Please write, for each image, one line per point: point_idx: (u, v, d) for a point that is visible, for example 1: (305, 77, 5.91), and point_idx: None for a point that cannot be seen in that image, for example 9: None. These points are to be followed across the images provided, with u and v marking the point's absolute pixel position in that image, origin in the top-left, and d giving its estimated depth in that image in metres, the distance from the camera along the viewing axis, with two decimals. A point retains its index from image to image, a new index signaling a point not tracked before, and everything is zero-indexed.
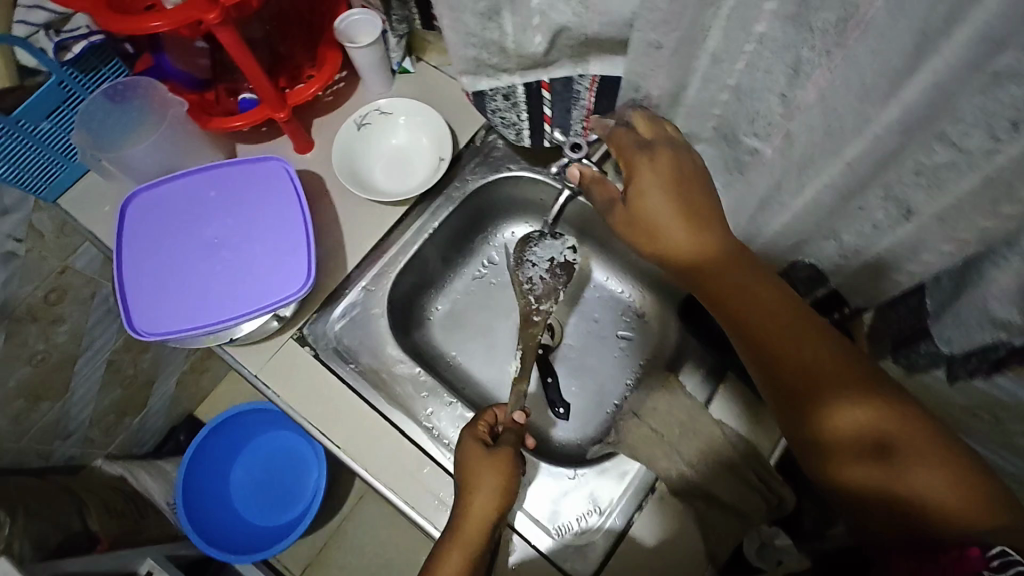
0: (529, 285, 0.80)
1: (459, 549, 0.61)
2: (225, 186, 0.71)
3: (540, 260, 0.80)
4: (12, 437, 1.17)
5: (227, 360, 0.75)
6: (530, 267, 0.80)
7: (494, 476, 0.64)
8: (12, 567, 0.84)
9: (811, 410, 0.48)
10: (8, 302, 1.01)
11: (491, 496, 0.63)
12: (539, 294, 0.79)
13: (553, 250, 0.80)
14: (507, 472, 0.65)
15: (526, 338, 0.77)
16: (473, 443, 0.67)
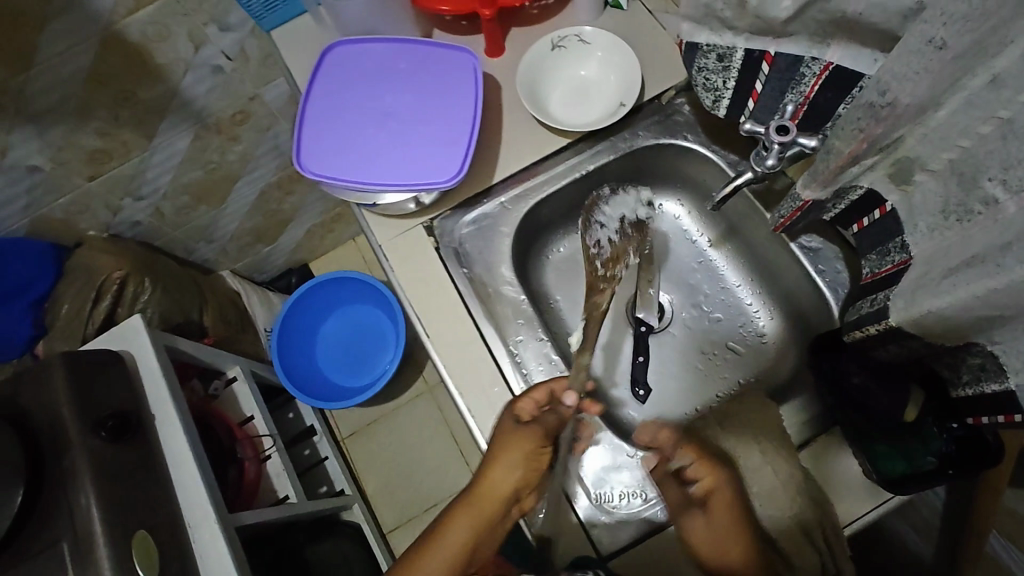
0: (596, 248, 0.77)
1: (469, 513, 0.65)
2: (415, 60, 0.74)
3: (609, 220, 0.79)
4: (172, 225, 1.35)
5: (361, 225, 0.80)
6: (598, 228, 0.78)
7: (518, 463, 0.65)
8: (141, 327, 0.99)
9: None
10: (204, 110, 1.14)
11: (514, 481, 0.65)
12: (607, 257, 0.77)
13: (623, 208, 0.81)
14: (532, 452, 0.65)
15: (590, 308, 0.75)
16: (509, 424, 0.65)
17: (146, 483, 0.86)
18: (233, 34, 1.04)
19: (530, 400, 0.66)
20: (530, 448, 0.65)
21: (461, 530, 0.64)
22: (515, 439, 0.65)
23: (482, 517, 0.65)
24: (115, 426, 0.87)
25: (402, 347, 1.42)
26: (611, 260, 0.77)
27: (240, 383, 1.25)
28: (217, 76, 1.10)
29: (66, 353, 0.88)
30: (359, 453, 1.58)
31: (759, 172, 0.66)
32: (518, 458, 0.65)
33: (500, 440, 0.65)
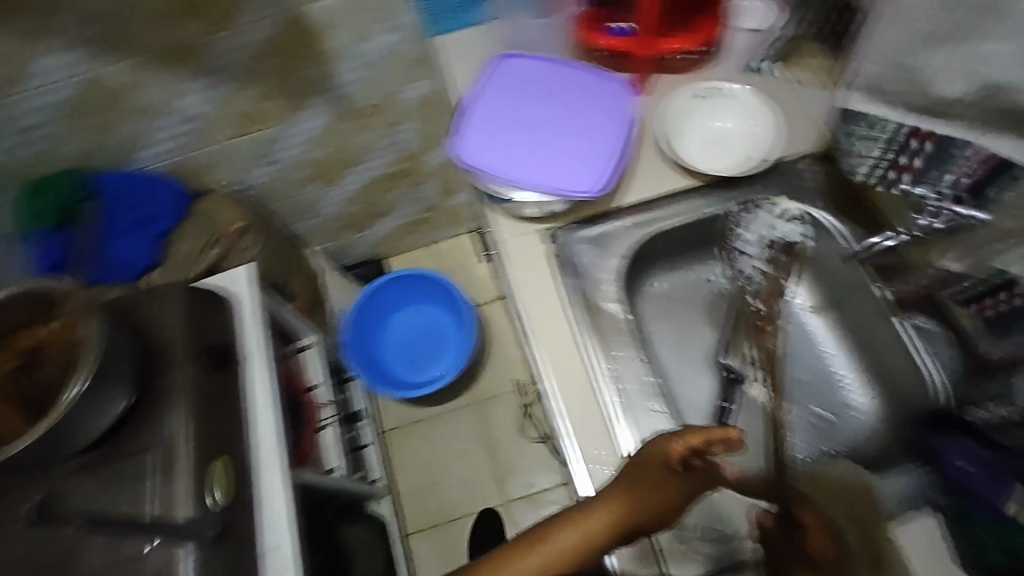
0: (746, 279, 0.91)
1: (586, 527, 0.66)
2: (567, 83, 0.87)
3: (755, 237, 0.87)
4: (284, 195, 1.44)
5: (489, 223, 0.85)
6: (747, 254, 0.89)
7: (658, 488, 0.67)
8: (251, 275, 1.06)
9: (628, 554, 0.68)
10: (346, 97, 1.24)
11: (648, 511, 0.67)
12: (758, 290, 0.90)
13: (768, 225, 0.86)
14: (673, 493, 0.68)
15: (760, 344, 0.88)
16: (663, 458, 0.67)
17: (227, 419, 0.91)
18: (396, 34, 1.14)
19: (685, 443, 0.67)
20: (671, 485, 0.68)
21: (570, 537, 0.66)
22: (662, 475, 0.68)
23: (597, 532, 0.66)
24: (215, 360, 0.92)
25: (466, 354, 1.45)
26: (766, 289, 0.90)
27: (312, 351, 1.30)
28: (369, 70, 1.19)
29: (187, 286, 0.95)
30: (398, 447, 1.61)
31: (910, 236, 0.80)
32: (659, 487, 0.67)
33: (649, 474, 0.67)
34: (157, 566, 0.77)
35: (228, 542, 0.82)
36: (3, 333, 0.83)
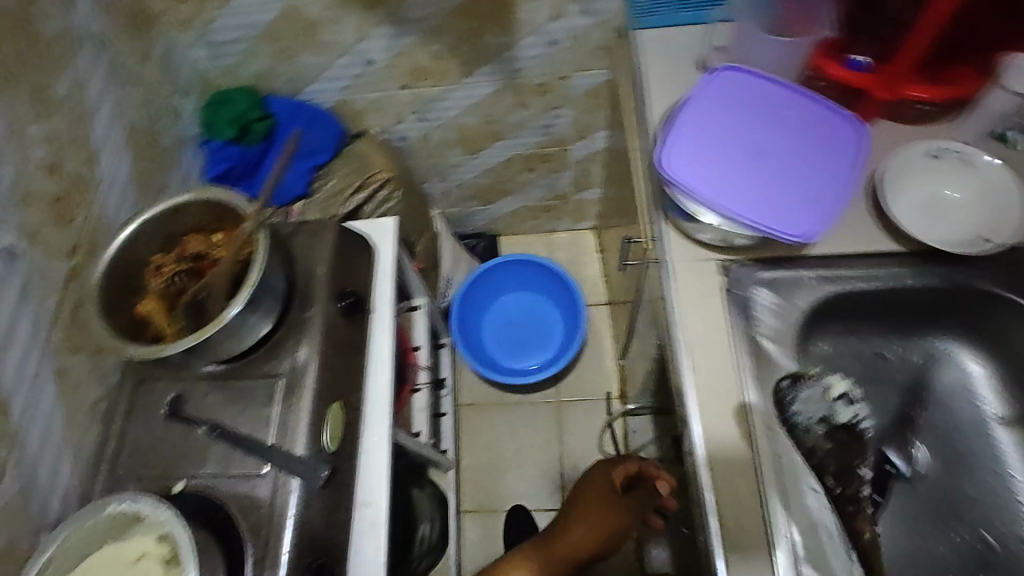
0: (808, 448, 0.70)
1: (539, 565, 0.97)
2: (799, 116, 0.79)
3: (808, 414, 0.70)
4: (427, 153, 1.44)
5: (657, 239, 0.81)
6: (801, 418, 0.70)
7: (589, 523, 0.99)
8: (393, 228, 1.07)
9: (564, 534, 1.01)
10: (518, 72, 1.21)
11: (615, 519, 0.98)
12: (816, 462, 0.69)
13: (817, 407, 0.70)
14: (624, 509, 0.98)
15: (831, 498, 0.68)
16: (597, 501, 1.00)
17: (349, 365, 0.91)
18: (589, 18, 1.09)
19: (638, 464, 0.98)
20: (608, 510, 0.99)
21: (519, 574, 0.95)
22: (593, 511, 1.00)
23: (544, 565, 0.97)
24: (350, 305, 0.94)
25: (567, 353, 1.42)
26: (828, 449, 0.69)
27: (421, 312, 1.30)
28: (549, 49, 1.16)
29: (339, 225, 0.98)
30: (471, 425, 1.61)
31: None
32: (589, 522, 0.99)
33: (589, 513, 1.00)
34: (266, 490, 0.79)
35: (330, 486, 0.82)
36: (178, 233, 0.88)
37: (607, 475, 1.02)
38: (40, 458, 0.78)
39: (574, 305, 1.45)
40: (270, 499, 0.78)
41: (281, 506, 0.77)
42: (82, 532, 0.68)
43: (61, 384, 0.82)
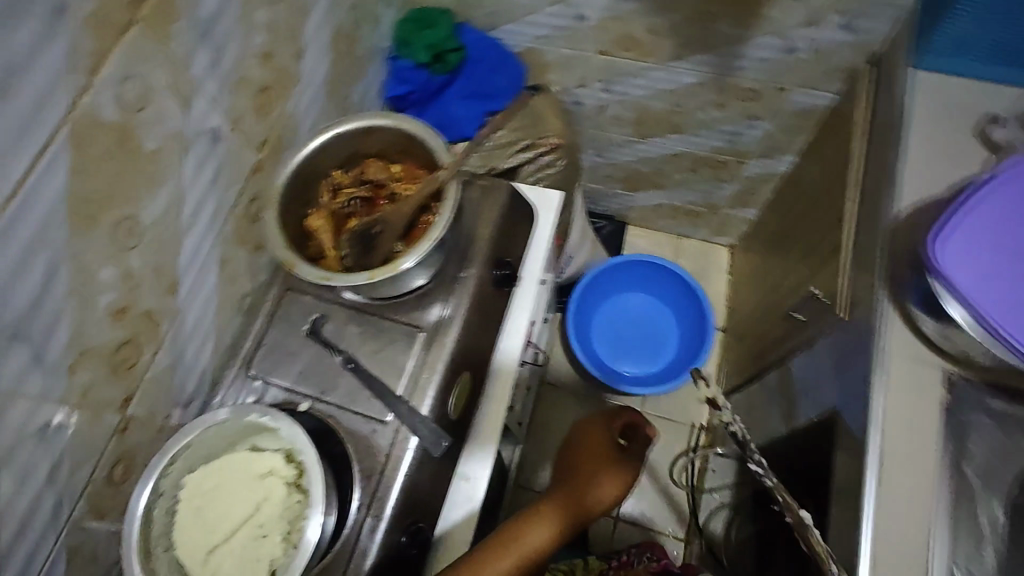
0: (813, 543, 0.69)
1: (551, 515, 0.69)
2: None
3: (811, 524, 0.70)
4: (596, 125, 1.35)
5: (875, 319, 0.78)
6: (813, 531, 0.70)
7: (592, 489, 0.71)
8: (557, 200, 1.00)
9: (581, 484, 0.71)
10: (735, 70, 1.09)
11: (612, 494, 0.71)
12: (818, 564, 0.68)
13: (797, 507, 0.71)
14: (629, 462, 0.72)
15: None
16: (600, 431, 0.76)
17: (485, 337, 0.88)
18: (846, 34, 0.95)
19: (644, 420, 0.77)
20: (607, 458, 0.73)
21: (541, 532, 0.68)
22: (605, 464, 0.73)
23: (554, 527, 0.68)
24: (502, 275, 0.89)
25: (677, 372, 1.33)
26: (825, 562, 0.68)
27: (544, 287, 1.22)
28: (781, 56, 1.02)
29: (511, 188, 0.93)
30: (546, 406, 1.57)
31: None
32: (592, 476, 0.72)
33: (589, 442, 0.76)
34: (385, 440, 0.78)
35: (442, 453, 0.80)
36: (359, 155, 0.85)
37: (603, 430, 0.76)
38: (191, 340, 0.80)
39: (698, 330, 1.38)
40: (387, 450, 0.78)
41: (396, 462, 0.77)
42: (219, 431, 0.70)
43: (222, 274, 0.83)
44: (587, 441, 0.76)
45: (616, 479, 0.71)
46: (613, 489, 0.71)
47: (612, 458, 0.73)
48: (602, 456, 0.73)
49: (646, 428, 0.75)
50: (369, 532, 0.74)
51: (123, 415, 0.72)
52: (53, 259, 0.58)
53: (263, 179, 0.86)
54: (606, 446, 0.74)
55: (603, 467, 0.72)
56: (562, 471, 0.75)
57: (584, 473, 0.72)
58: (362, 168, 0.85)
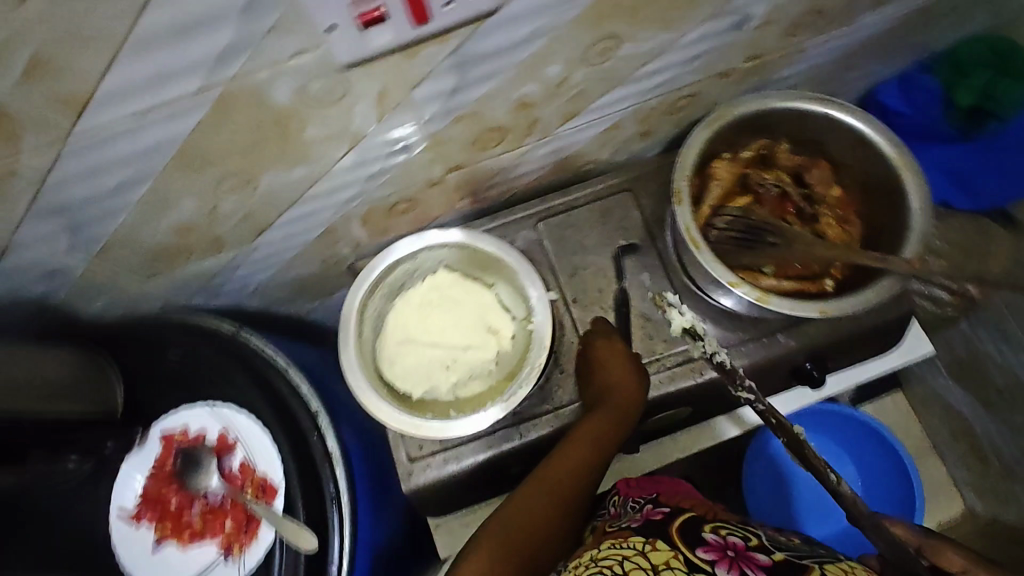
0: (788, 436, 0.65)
1: (590, 422, 0.67)
2: None
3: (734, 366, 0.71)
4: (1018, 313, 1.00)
5: None
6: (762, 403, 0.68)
7: (597, 390, 0.69)
8: (926, 349, 0.80)
9: (598, 387, 0.69)
10: None
11: (622, 375, 0.68)
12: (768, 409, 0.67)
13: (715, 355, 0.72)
14: (618, 345, 0.70)
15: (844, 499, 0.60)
16: (604, 333, 0.73)
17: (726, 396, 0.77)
18: None
19: (595, 329, 0.74)
20: (619, 346, 0.70)
21: (578, 449, 0.65)
22: (613, 349, 0.70)
23: (602, 428, 0.66)
24: (809, 375, 0.75)
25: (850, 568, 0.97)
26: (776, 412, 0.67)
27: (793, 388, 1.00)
28: None
29: (909, 316, 0.74)
30: None
31: None
32: (599, 375, 0.69)
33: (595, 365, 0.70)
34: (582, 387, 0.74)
35: None
36: (827, 161, 0.72)
37: (589, 344, 0.72)
38: (531, 162, 0.76)
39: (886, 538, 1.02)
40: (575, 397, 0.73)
41: (571, 412, 0.73)
42: (499, 261, 0.70)
43: (602, 131, 0.75)
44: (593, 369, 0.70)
45: (620, 360, 0.69)
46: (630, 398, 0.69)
47: (612, 352, 0.70)
48: (614, 363, 0.69)
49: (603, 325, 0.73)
50: (501, 438, 0.71)
51: (441, 175, 0.71)
52: (537, 32, 0.53)
53: (717, 80, 0.73)
54: (603, 347, 0.71)
55: (605, 369, 0.69)
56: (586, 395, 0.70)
57: (600, 360, 0.70)
58: (808, 164, 0.72)
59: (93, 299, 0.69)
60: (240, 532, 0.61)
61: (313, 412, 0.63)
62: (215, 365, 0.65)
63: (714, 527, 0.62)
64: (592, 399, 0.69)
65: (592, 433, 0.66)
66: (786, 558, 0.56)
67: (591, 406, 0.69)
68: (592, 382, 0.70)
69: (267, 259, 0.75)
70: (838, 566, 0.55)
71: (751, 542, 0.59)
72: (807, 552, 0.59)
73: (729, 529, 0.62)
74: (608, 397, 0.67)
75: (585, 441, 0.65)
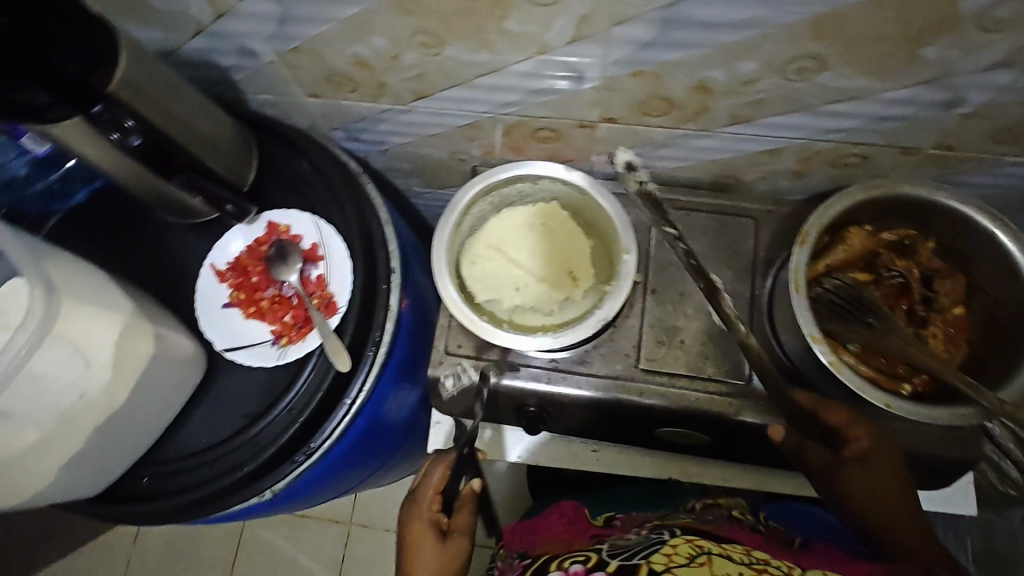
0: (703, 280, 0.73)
1: (428, 535, 0.71)
2: None
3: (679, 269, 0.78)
4: None
5: None
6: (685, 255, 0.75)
7: (417, 524, 0.72)
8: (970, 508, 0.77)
9: (430, 517, 0.72)
10: None
11: (452, 516, 0.73)
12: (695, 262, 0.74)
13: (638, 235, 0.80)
14: (435, 501, 0.72)
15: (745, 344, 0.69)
16: (418, 509, 0.73)
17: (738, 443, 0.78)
18: None
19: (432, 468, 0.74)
20: (436, 503, 0.72)
21: (432, 559, 0.69)
22: (434, 503, 0.72)
23: (447, 548, 0.70)
24: None
25: None
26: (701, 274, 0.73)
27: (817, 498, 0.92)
28: None
29: (966, 462, 0.71)
30: None
31: None
32: (424, 522, 0.71)
33: (427, 503, 0.72)
34: (620, 368, 0.76)
35: (606, 422, 0.79)
36: (967, 275, 0.68)
37: (405, 508, 0.74)
38: (680, 148, 0.76)
39: None
40: (610, 373, 0.76)
41: (600, 382, 0.75)
42: (604, 220, 0.74)
43: (760, 151, 0.75)
44: (428, 500, 0.73)
45: (428, 523, 0.71)
46: (433, 561, 0.69)
47: (432, 501, 0.72)
48: (426, 526, 0.71)
49: (436, 463, 0.75)
50: (529, 370, 0.76)
51: (594, 121, 0.73)
52: (753, 21, 0.53)
53: (896, 153, 0.70)
54: (423, 510, 0.72)
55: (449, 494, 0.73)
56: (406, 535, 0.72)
57: (418, 521, 0.72)
58: (944, 272, 0.69)
59: (263, 89, 0.76)
60: (294, 329, 0.65)
61: (391, 267, 0.66)
62: (328, 183, 0.69)
63: (556, 563, 0.68)
64: (425, 520, 0.72)
65: (436, 540, 0.71)
66: (618, 565, 0.63)
67: (428, 521, 0.72)
68: (423, 515, 0.72)
69: (412, 126, 0.80)
70: (661, 555, 0.62)
71: (590, 560, 0.66)
72: (638, 546, 0.66)
73: (571, 558, 0.68)
74: (433, 532, 0.71)
75: (431, 550, 0.70)
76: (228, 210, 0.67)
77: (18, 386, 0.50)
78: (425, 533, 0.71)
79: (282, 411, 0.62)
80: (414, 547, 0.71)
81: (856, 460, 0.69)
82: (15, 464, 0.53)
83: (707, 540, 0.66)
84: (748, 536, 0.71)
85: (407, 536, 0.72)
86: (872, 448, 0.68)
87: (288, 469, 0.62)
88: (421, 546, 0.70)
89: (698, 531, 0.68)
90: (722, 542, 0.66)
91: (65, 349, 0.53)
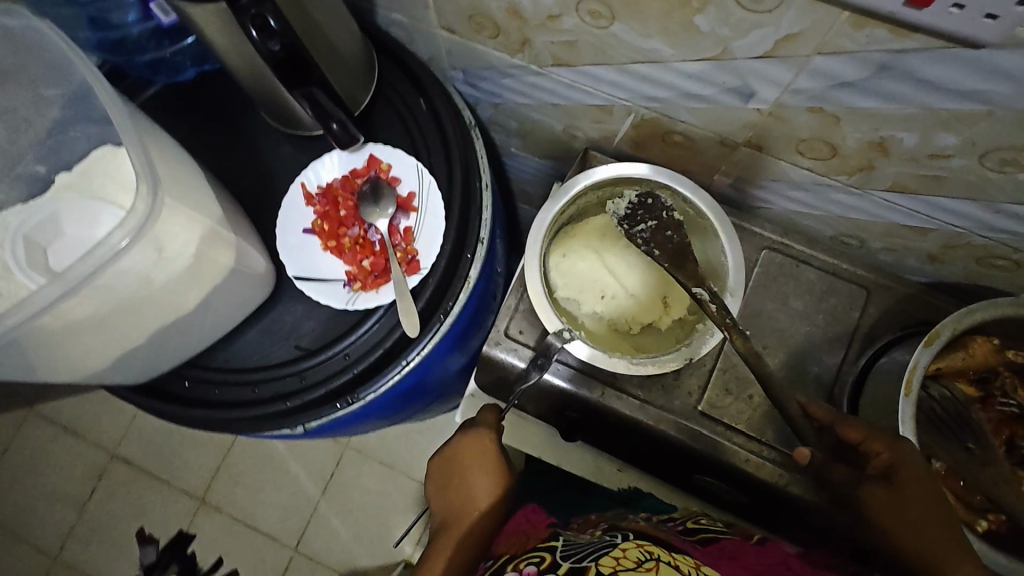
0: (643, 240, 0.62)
1: (484, 478, 0.66)
2: None
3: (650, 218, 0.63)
4: None
5: None
6: (640, 227, 0.63)
7: (472, 463, 0.67)
8: None
9: (487, 461, 0.66)
10: None
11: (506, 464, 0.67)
12: (645, 232, 0.62)
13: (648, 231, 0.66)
14: (495, 447, 0.66)
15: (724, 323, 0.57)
16: (470, 449, 0.67)
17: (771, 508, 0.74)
18: None
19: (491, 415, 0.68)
20: (494, 448, 0.66)
21: (484, 499, 0.66)
22: (492, 448, 0.66)
23: (498, 493, 0.66)
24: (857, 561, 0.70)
25: None
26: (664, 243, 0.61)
27: None
28: None
29: None
30: None
31: None
32: (480, 464, 0.66)
33: (484, 446, 0.67)
34: (678, 404, 0.72)
35: (640, 447, 0.76)
36: None
37: (456, 439, 0.68)
38: (816, 196, 0.69)
39: None
40: (666, 405, 0.72)
41: (652, 411, 0.72)
42: (714, 248, 0.67)
43: (903, 225, 0.67)
44: (483, 444, 0.67)
45: (486, 466, 0.66)
46: (495, 489, 0.66)
47: (491, 445, 0.66)
48: (483, 469, 0.66)
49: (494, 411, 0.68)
50: (581, 377, 0.72)
51: (737, 142, 0.66)
52: (985, 94, 0.45)
53: None
54: (477, 452, 0.67)
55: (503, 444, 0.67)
56: (457, 470, 0.67)
57: (473, 461, 0.67)
58: None
59: (395, 8, 0.69)
60: (370, 277, 0.62)
61: (482, 237, 0.62)
62: (439, 131, 0.64)
63: (513, 562, 0.60)
64: (480, 463, 0.66)
65: (490, 484, 0.66)
66: (569, 568, 0.55)
67: (485, 465, 0.66)
68: (477, 457, 0.66)
69: (537, 89, 0.74)
70: (610, 557, 0.55)
71: (544, 562, 0.58)
72: (589, 547, 0.59)
73: (526, 559, 0.60)
74: (490, 477, 0.66)
75: (484, 491, 0.66)
76: (333, 129, 0.59)
77: (106, 269, 0.47)
78: (481, 476, 0.66)
79: (336, 354, 0.60)
80: (469, 485, 0.66)
81: (880, 480, 0.58)
82: (76, 340, 0.50)
83: (662, 546, 0.59)
84: (715, 556, 0.61)
85: (459, 473, 0.67)
86: (900, 467, 0.57)
87: (327, 412, 0.59)
88: (477, 486, 0.66)
89: (652, 538, 0.61)
90: (674, 551, 0.58)
91: (156, 244, 0.50)
